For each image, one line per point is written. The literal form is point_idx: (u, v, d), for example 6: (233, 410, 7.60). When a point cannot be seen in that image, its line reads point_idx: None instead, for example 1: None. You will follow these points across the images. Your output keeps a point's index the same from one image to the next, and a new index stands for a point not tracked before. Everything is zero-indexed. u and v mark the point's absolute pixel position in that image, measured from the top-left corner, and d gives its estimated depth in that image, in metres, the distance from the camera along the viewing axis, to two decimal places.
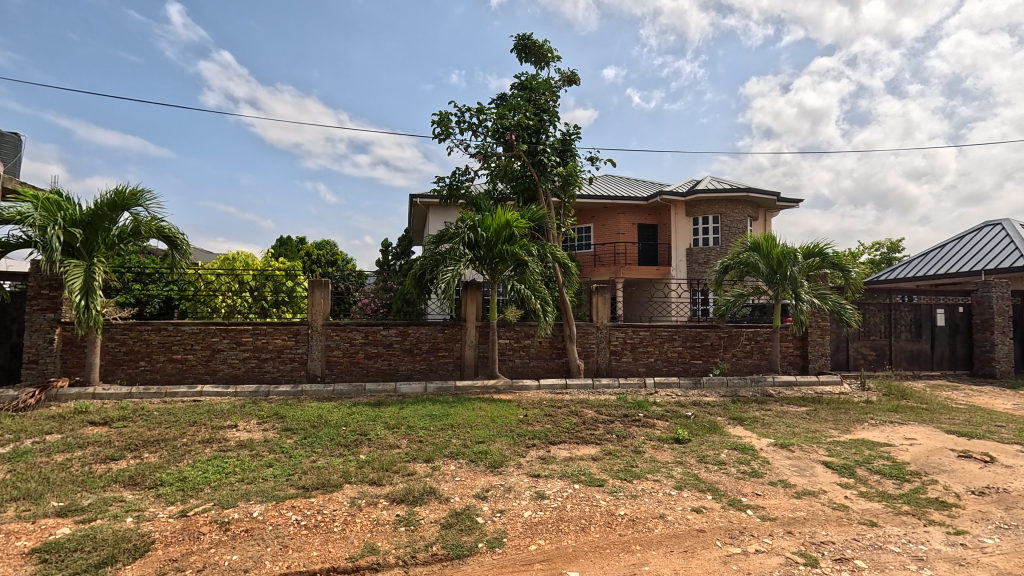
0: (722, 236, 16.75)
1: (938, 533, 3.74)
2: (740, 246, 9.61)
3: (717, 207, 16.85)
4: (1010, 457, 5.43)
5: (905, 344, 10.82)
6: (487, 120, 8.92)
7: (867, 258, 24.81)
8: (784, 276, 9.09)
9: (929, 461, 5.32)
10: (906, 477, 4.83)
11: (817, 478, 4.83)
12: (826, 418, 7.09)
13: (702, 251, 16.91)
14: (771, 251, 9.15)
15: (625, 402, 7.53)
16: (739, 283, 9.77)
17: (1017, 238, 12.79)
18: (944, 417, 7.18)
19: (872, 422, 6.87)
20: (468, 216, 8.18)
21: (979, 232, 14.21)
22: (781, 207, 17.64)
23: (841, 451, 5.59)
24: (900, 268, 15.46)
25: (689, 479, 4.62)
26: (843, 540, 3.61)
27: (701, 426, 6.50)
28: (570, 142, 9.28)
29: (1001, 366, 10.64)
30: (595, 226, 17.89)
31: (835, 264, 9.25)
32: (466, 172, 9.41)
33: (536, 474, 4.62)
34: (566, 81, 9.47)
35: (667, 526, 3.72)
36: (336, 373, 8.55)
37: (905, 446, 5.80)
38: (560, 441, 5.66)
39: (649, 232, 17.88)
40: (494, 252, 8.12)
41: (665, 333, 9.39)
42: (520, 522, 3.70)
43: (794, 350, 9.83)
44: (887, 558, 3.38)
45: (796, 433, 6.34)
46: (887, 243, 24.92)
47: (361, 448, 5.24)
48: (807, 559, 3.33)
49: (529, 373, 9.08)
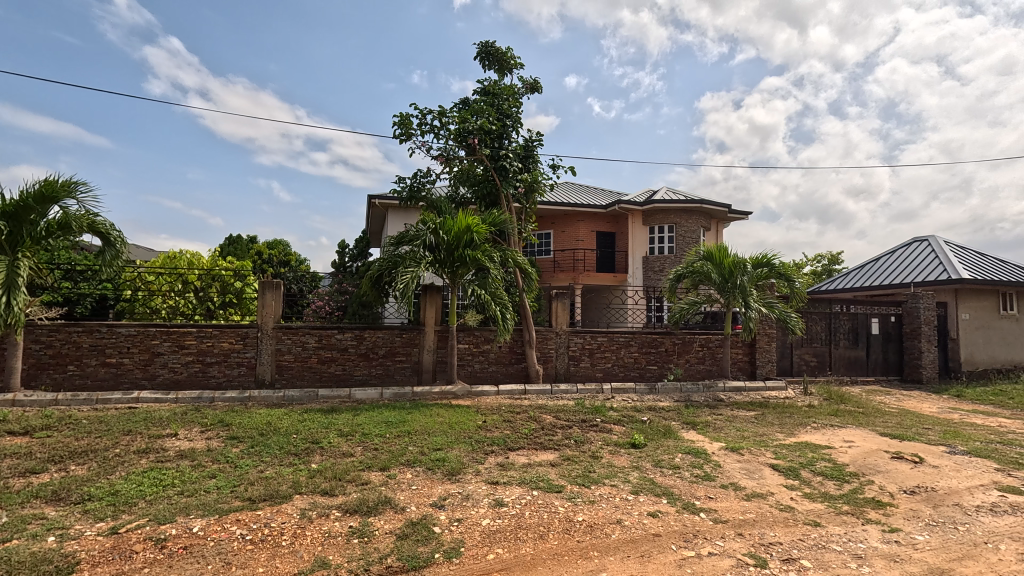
0: (676, 245, 17.25)
1: (875, 531, 3.95)
2: (694, 255, 9.92)
3: (672, 216, 17.31)
4: (937, 458, 5.81)
5: (843, 351, 11.46)
6: (449, 123, 8.82)
7: (810, 268, 26.16)
8: (734, 285, 9.41)
9: (866, 462, 5.63)
10: (846, 478, 5.08)
11: (765, 480, 5.01)
12: (772, 422, 7.40)
13: (658, 259, 17.40)
14: (723, 260, 9.48)
15: (583, 407, 7.59)
16: (693, 291, 10.10)
17: (942, 254, 13.79)
18: (879, 420, 7.63)
19: (814, 426, 7.21)
20: (430, 218, 8.06)
21: (908, 247, 15.27)
22: (732, 218, 18.36)
23: (787, 454, 5.84)
24: (839, 279, 16.38)
25: (646, 484, 4.69)
26: (789, 541, 3.75)
27: (657, 430, 6.64)
28: (531, 148, 9.30)
29: (927, 372, 11.44)
30: (555, 232, 18.08)
31: (782, 274, 9.66)
32: (427, 175, 9.25)
33: (494, 482, 4.56)
34: (529, 88, 9.51)
35: (624, 531, 3.76)
36: (288, 378, 8.22)
37: (844, 449, 6.09)
38: (518, 447, 5.64)
39: (607, 239, 18.24)
40: (455, 255, 8.00)
41: (622, 338, 9.56)
42: (478, 531, 3.64)
43: (743, 356, 10.24)
44: (829, 557, 3.53)
45: (745, 436, 6.57)
46: (828, 255, 26.34)
47: (312, 457, 5.03)
48: (756, 560, 3.44)
49: (489, 378, 9.03)
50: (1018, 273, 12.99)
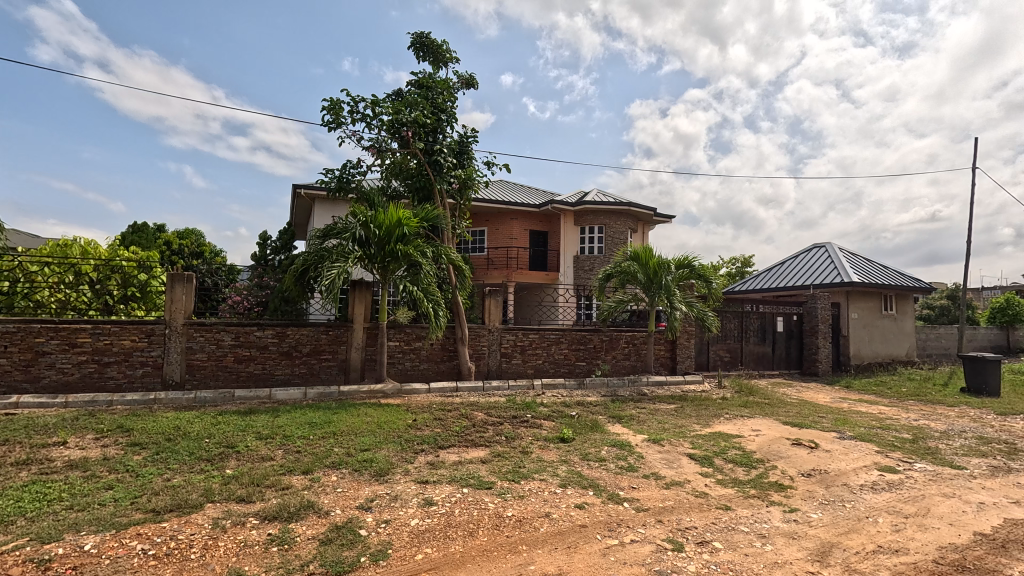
0: (606, 245, 17.86)
1: (777, 512, 4.32)
2: (622, 255, 10.32)
3: (602, 218, 17.90)
4: (829, 443, 6.46)
5: (753, 347, 12.41)
6: (382, 114, 8.56)
7: (725, 270, 28.07)
8: (659, 284, 9.90)
9: (771, 448, 6.14)
10: (753, 464, 5.51)
11: (683, 469, 5.32)
12: (690, 414, 7.87)
13: (588, 259, 17.93)
14: (648, 261, 9.94)
15: (513, 404, 7.67)
16: (620, 290, 10.50)
17: (836, 259, 15.30)
18: (782, 410, 8.35)
19: (727, 417, 7.76)
20: (360, 211, 7.78)
21: (808, 252, 16.80)
22: (657, 221, 19.30)
23: (702, 443, 6.24)
24: (750, 281, 17.70)
25: (573, 477, 4.83)
26: (703, 525, 4.01)
27: (584, 424, 6.85)
28: (466, 144, 9.24)
29: (823, 365, 12.65)
30: (488, 229, 18.12)
31: (701, 275, 10.27)
32: (357, 166, 8.93)
33: (424, 481, 4.50)
34: (464, 83, 9.44)
35: (551, 524, 3.84)
36: (200, 378, 7.63)
37: (752, 437, 6.60)
38: (449, 445, 5.60)
39: (539, 238, 18.54)
40: (387, 250, 7.78)
41: (553, 336, 9.76)
42: (406, 531, 3.57)
43: (665, 352, 10.81)
44: (738, 537, 3.82)
45: (666, 428, 6.95)
46: (742, 258, 28.39)
47: (227, 462, 4.71)
48: (673, 544, 3.65)
49: (420, 376, 8.89)
50: (897, 277, 14.68)
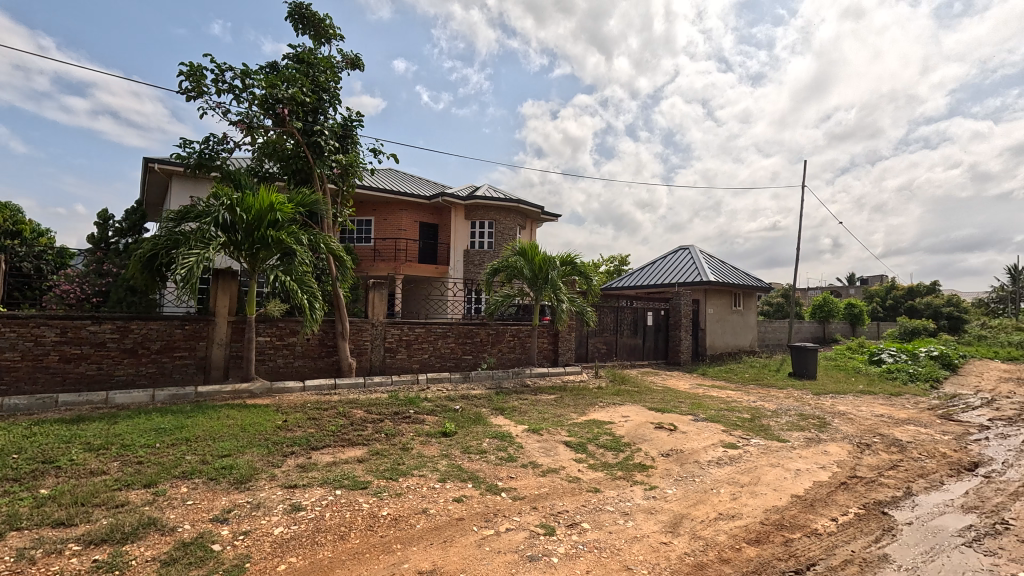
0: (495, 240, 18.11)
1: (638, 490, 4.72)
2: (510, 250, 10.53)
3: (492, 213, 18.12)
4: (685, 425, 7.21)
5: (626, 339, 13.43)
6: (253, 87, 7.79)
7: (605, 267, 30.03)
8: (544, 279, 10.28)
9: (637, 432, 6.70)
10: (621, 448, 5.97)
11: (559, 456, 5.59)
12: (568, 403, 8.30)
13: (478, 254, 18.03)
14: (534, 257, 10.26)
15: (396, 399, 7.48)
16: (507, 284, 10.72)
17: (697, 260, 17.12)
18: (648, 397, 9.16)
19: (601, 405, 8.32)
20: (225, 193, 7.02)
21: (675, 253, 18.57)
22: (544, 219, 20.02)
23: (577, 431, 6.60)
24: (626, 278, 19.11)
25: (453, 471, 4.83)
26: (574, 508, 4.25)
27: (467, 418, 6.89)
28: (350, 129, 8.77)
29: (684, 355, 14.09)
30: (375, 219, 17.44)
31: (582, 272, 10.78)
32: (223, 141, 8.04)
33: (292, 485, 4.20)
34: (349, 64, 8.94)
35: (428, 520, 3.81)
36: (10, 382, 6.36)
37: (622, 423, 7.15)
38: (323, 446, 5.30)
39: (429, 230, 18.27)
40: (256, 236, 7.12)
41: (439, 330, 9.68)
42: (269, 542, 3.31)
43: (548, 344, 11.27)
44: (604, 517, 4.11)
45: (546, 417, 7.25)
46: (620, 257, 30.58)
47: (42, 481, 3.98)
48: (545, 528, 3.82)
49: (294, 374, 8.29)
50: (744, 278, 16.81)
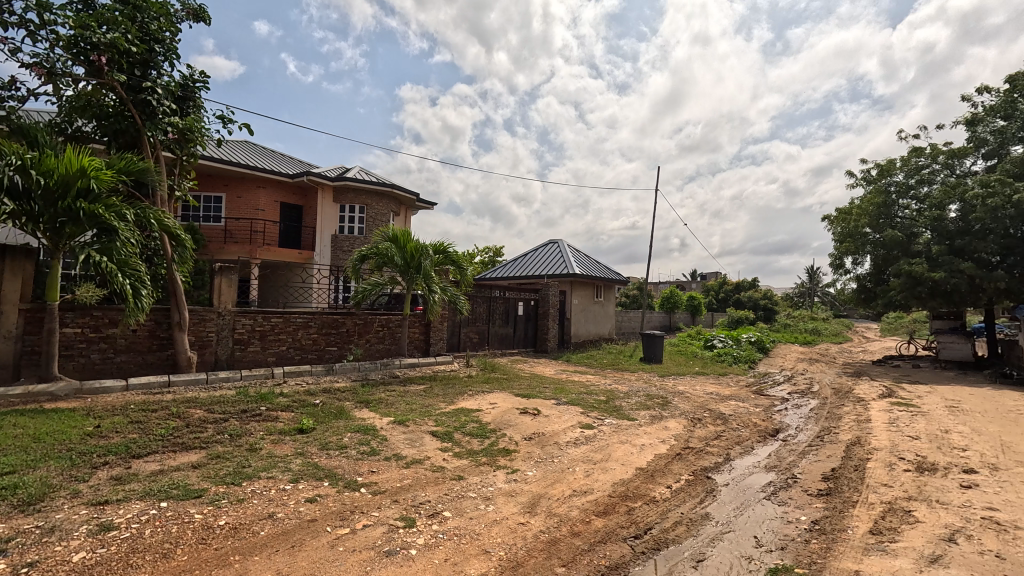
0: (366, 227, 17.23)
1: (501, 475, 4.85)
2: (380, 237, 10.08)
3: (363, 197, 17.18)
4: (548, 409, 7.59)
5: (497, 329, 13.76)
6: (56, 24, 6.39)
7: (480, 258, 30.43)
8: (416, 268, 10.03)
9: (502, 418, 6.89)
10: (486, 435, 6.08)
11: (424, 446, 5.52)
12: (438, 393, 8.25)
13: (347, 239, 16.97)
14: (406, 244, 9.96)
15: (245, 396, 6.77)
16: (377, 272, 10.28)
17: (565, 253, 18.09)
18: (516, 384, 9.50)
19: (470, 393, 8.42)
20: (13, 151, 5.69)
21: (545, 247, 19.43)
22: (419, 207, 19.61)
23: (444, 420, 6.59)
24: (499, 269, 19.53)
25: (307, 470, 4.51)
26: (436, 497, 4.22)
27: (328, 412, 6.49)
28: (191, 90, 7.66)
29: (551, 343, 14.85)
30: (227, 195, 15.56)
31: (456, 262, 10.69)
32: (12, 87, 6.50)
33: (103, 502, 3.56)
34: (190, 14, 7.77)
35: (275, 525, 3.50)
36: None
37: (489, 410, 7.30)
38: (149, 453, 4.59)
39: (291, 212, 16.86)
40: (60, 207, 5.90)
41: (300, 320, 8.97)
42: (65, 572, 2.76)
43: (419, 335, 11.09)
44: (466, 504, 4.15)
45: (413, 408, 7.12)
46: (494, 248, 31.20)
47: None
48: (405, 521, 3.73)
49: (114, 371, 7.08)
50: (606, 271, 18.19)
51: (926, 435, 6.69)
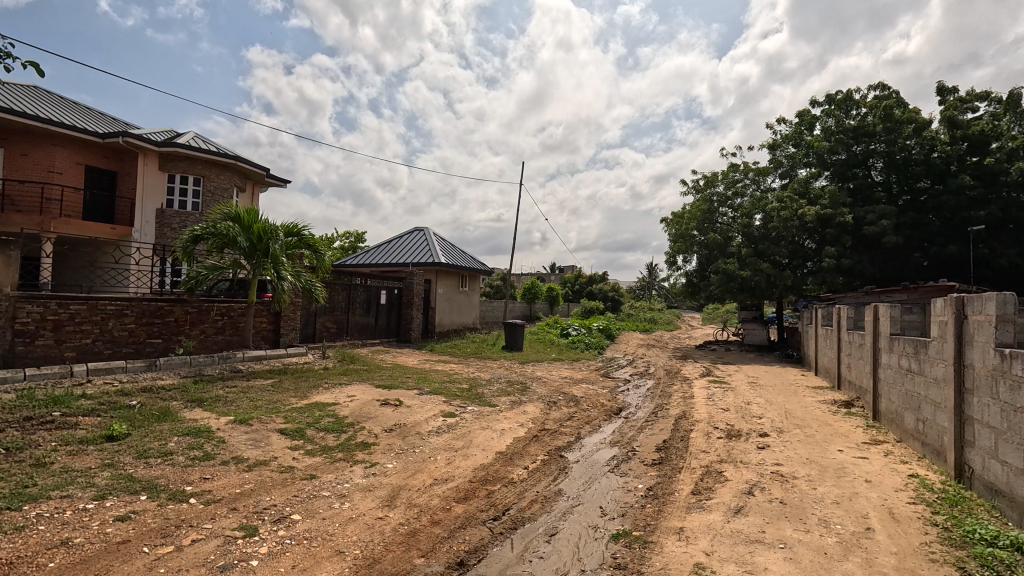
0: (202, 202, 15.06)
1: (358, 470, 4.61)
2: (219, 214, 8.90)
3: (198, 167, 14.96)
4: (410, 399, 7.43)
5: (357, 318, 13.10)
6: None
7: (340, 243, 28.66)
8: (263, 251, 9.02)
9: (361, 411, 6.57)
10: (343, 429, 5.74)
11: (270, 446, 5.02)
12: (288, 387, 7.58)
13: (177, 215, 14.69)
14: (252, 224, 8.92)
15: (31, 400, 5.50)
16: (215, 254, 9.07)
17: (431, 241, 17.84)
18: (376, 375, 9.16)
19: (325, 386, 7.89)
20: None
21: (410, 234, 18.95)
22: (270, 183, 17.73)
23: (295, 416, 6.07)
24: (360, 255, 18.57)
25: (119, 483, 3.81)
26: (283, 500, 3.86)
27: (148, 415, 5.56)
28: None
29: (414, 332, 14.58)
30: (6, 151, 12.52)
31: (311, 246, 9.87)
32: None
33: None
34: None
35: (70, 553, 2.89)
36: None
37: (346, 403, 6.90)
38: None
39: (102, 179, 14.14)
40: None
41: (111, 307, 7.58)
42: None
43: (267, 325, 10.07)
44: (318, 504, 3.86)
45: (258, 405, 6.44)
46: (356, 233, 29.62)
47: None
48: (245, 530, 3.35)
49: None
50: (471, 261, 18.37)
51: (733, 407, 7.96)
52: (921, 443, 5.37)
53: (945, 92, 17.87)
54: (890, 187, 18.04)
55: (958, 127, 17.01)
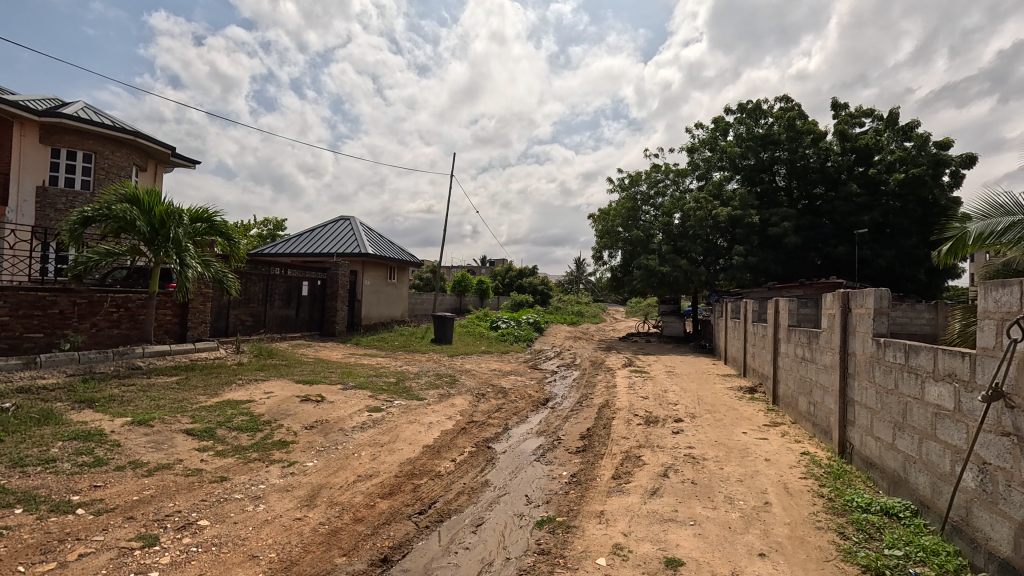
0: (94, 180, 13.51)
1: (275, 470, 4.38)
2: (114, 195, 8.03)
3: (88, 142, 13.37)
4: (333, 395, 7.15)
5: (276, 310, 12.40)
6: None
7: (257, 230, 26.89)
8: (166, 238, 8.23)
9: (279, 408, 6.23)
10: (259, 428, 5.41)
11: (175, 448, 4.63)
12: (197, 385, 7.03)
13: (62, 194, 13.12)
14: (153, 208, 8.13)
15: None
16: (109, 240, 8.19)
17: (358, 231, 17.20)
18: (297, 370, 8.73)
19: (239, 382, 7.41)
20: None
21: (335, 223, 18.15)
22: (176, 163, 16.24)
23: (204, 416, 5.64)
24: (280, 244, 17.54)
25: None
26: (189, 506, 3.58)
27: (25, 418, 4.93)
28: None
29: (339, 326, 14.03)
30: None
31: (223, 233, 9.17)
32: None
33: None
34: None
35: None
36: None
37: (262, 400, 6.52)
38: None
39: None
40: None
41: None
42: None
43: (171, 318, 9.26)
44: (229, 508, 3.62)
45: (160, 405, 5.91)
46: (275, 221, 27.93)
47: None
48: (144, 540, 3.07)
49: None
50: (400, 253, 17.94)
51: (651, 395, 8.42)
52: (812, 424, 5.97)
53: (839, 107, 19.82)
54: (792, 192, 19.78)
55: (848, 140, 18.95)
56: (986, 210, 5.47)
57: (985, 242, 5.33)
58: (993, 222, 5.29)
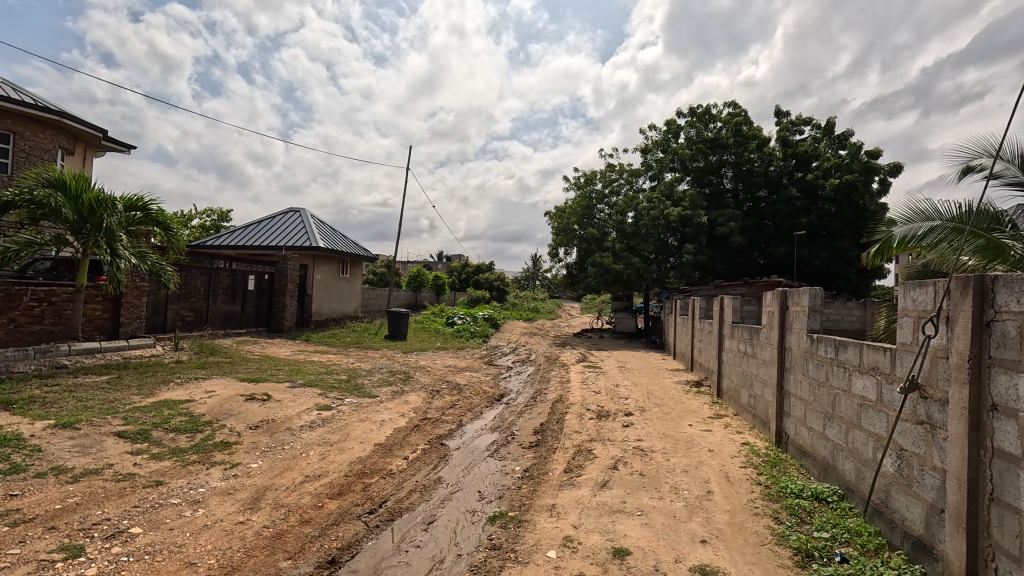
0: (12, 163, 12.40)
1: (216, 472, 4.19)
2: (35, 180, 7.40)
3: (7, 121, 12.29)
4: (281, 393, 6.90)
5: (219, 306, 11.84)
6: None
7: (200, 221, 25.58)
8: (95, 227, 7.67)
9: (221, 408, 5.95)
10: (199, 429, 5.16)
11: (105, 452, 4.35)
12: (130, 384, 6.61)
13: None
14: (81, 194, 7.54)
15: None
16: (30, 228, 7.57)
17: (308, 223, 16.60)
18: (241, 367, 8.37)
19: (177, 381, 7.02)
20: None
21: (284, 215, 17.45)
22: (107, 147, 15.16)
23: (139, 417, 5.32)
24: (224, 235, 16.70)
25: None
26: (119, 513, 3.37)
27: None
28: None
29: (288, 322, 13.52)
30: None
31: (160, 223, 8.62)
32: None
33: None
34: None
35: None
36: None
37: (203, 400, 6.22)
38: None
39: None
40: None
41: None
42: None
43: (101, 313, 8.67)
44: (164, 514, 3.43)
45: (89, 406, 5.53)
46: (219, 211, 26.59)
47: None
48: (67, 551, 2.87)
49: None
50: (353, 246, 17.46)
51: (604, 390, 8.60)
52: (752, 415, 6.28)
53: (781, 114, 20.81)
54: (738, 194, 20.68)
55: (789, 146, 19.97)
56: (909, 214, 5.86)
57: (908, 245, 5.73)
58: (915, 225, 5.68)
